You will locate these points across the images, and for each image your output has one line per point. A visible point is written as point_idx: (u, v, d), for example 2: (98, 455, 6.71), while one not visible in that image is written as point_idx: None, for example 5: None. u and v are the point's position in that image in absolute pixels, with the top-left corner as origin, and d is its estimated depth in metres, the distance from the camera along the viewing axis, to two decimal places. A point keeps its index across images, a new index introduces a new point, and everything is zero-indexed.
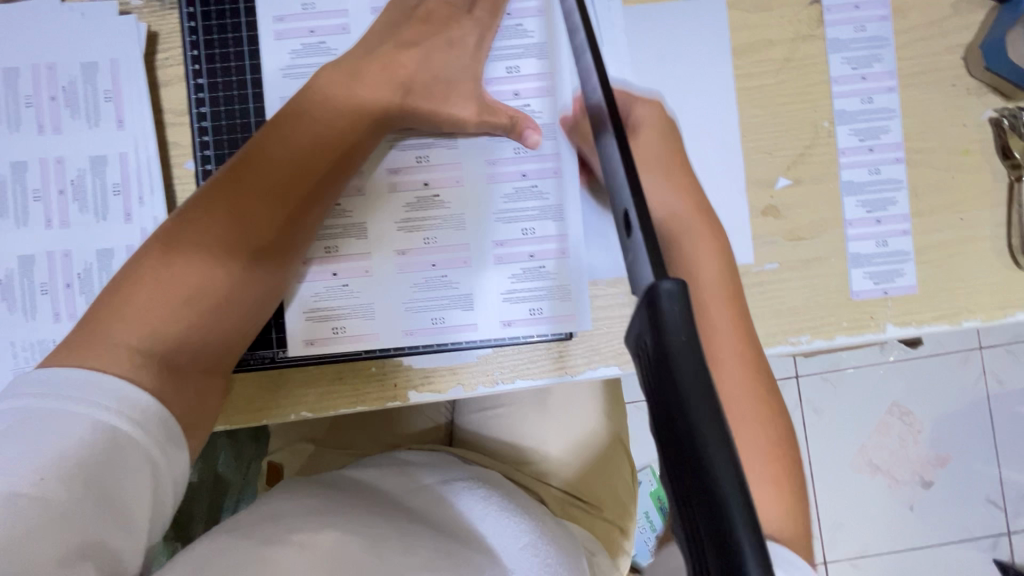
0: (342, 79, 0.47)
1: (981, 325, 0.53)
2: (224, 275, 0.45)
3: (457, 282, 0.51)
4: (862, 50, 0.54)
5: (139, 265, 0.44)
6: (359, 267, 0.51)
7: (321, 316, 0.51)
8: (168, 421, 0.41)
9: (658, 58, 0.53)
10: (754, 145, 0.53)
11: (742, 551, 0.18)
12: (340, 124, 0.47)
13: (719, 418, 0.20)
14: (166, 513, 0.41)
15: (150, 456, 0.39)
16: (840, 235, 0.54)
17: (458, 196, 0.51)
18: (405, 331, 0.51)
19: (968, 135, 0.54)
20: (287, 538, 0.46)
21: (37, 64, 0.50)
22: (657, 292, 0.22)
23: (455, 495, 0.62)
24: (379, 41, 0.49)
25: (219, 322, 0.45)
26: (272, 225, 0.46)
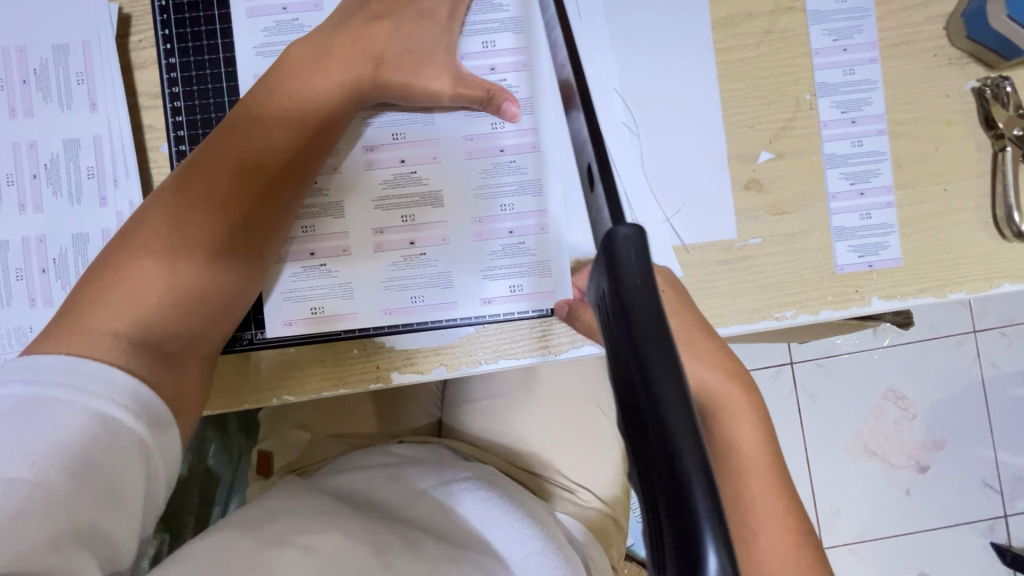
0: (314, 55, 0.47)
1: (967, 297, 0.53)
2: (202, 255, 0.44)
3: (436, 259, 0.50)
4: (843, 22, 0.53)
5: (117, 248, 0.44)
6: (337, 246, 0.50)
7: (300, 296, 0.50)
8: (160, 409, 0.41)
9: (636, 33, 0.53)
10: (736, 119, 0.53)
11: (695, 499, 0.18)
12: (314, 99, 0.46)
13: (673, 360, 0.20)
14: (158, 499, 0.41)
15: (144, 443, 0.39)
16: (823, 208, 0.53)
17: (436, 173, 0.50)
18: (385, 311, 0.50)
19: (951, 106, 0.53)
20: (292, 540, 0.47)
21: (8, 48, 0.50)
22: (613, 237, 0.23)
23: (454, 497, 0.61)
24: (350, 16, 0.49)
25: (198, 304, 0.44)
26: (248, 204, 0.45)
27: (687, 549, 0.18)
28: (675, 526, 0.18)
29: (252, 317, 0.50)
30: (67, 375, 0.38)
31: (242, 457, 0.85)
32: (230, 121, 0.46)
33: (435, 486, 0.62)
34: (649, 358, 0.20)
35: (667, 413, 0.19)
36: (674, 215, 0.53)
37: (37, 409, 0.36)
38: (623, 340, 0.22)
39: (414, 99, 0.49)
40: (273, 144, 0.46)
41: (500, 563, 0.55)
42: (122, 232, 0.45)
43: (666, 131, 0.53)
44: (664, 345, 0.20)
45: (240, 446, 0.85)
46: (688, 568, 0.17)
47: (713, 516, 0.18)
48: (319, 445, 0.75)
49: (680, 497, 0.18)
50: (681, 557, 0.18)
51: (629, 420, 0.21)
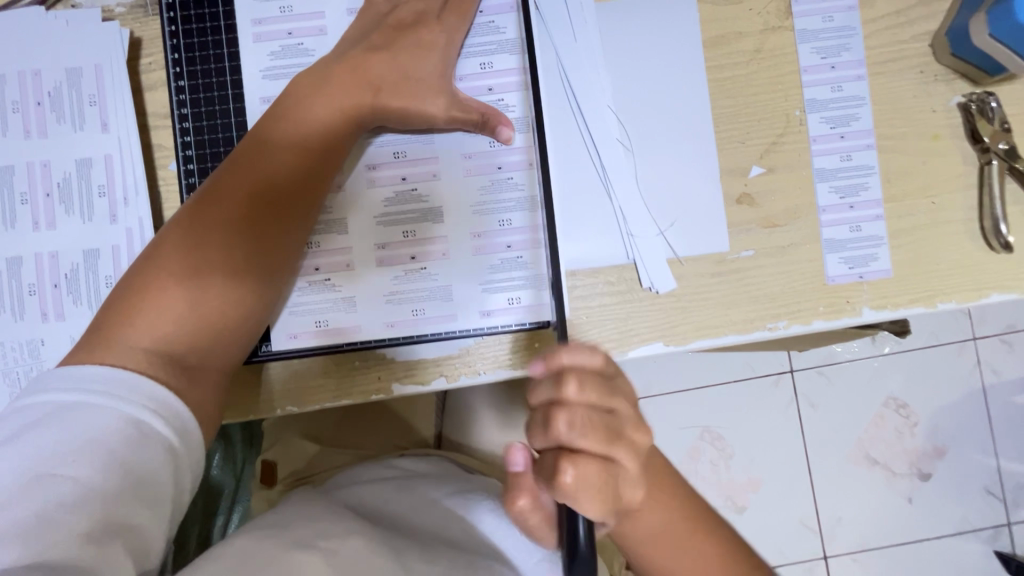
0: (318, 81, 0.49)
1: (957, 307, 0.54)
2: (222, 271, 0.46)
3: (436, 273, 0.52)
4: (831, 40, 0.55)
5: (142, 268, 0.46)
6: (340, 261, 0.52)
7: (304, 309, 0.52)
8: (186, 416, 0.42)
9: (630, 52, 0.54)
10: (727, 135, 0.54)
11: None
12: (321, 122, 0.48)
13: None
14: (183, 504, 0.42)
15: (171, 446, 0.40)
16: (814, 221, 0.54)
17: (436, 191, 0.52)
18: (386, 324, 0.52)
19: (938, 121, 0.55)
20: (315, 543, 0.48)
21: (23, 71, 0.51)
22: None
23: (466, 506, 0.62)
24: (353, 44, 0.51)
25: (219, 319, 0.46)
26: (266, 223, 0.47)
27: None
28: None
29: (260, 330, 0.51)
30: (99, 382, 0.40)
31: (246, 467, 0.86)
32: (246, 146, 0.48)
33: (441, 497, 0.63)
34: None
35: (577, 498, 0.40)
36: (667, 228, 0.54)
37: (76, 413, 0.38)
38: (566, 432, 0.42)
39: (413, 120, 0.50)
40: (288, 167, 0.48)
41: (507, 568, 0.56)
42: (145, 253, 0.47)
43: (659, 147, 0.54)
44: None
45: (243, 457, 0.87)
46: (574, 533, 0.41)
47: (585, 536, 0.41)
48: (325, 454, 0.77)
49: None
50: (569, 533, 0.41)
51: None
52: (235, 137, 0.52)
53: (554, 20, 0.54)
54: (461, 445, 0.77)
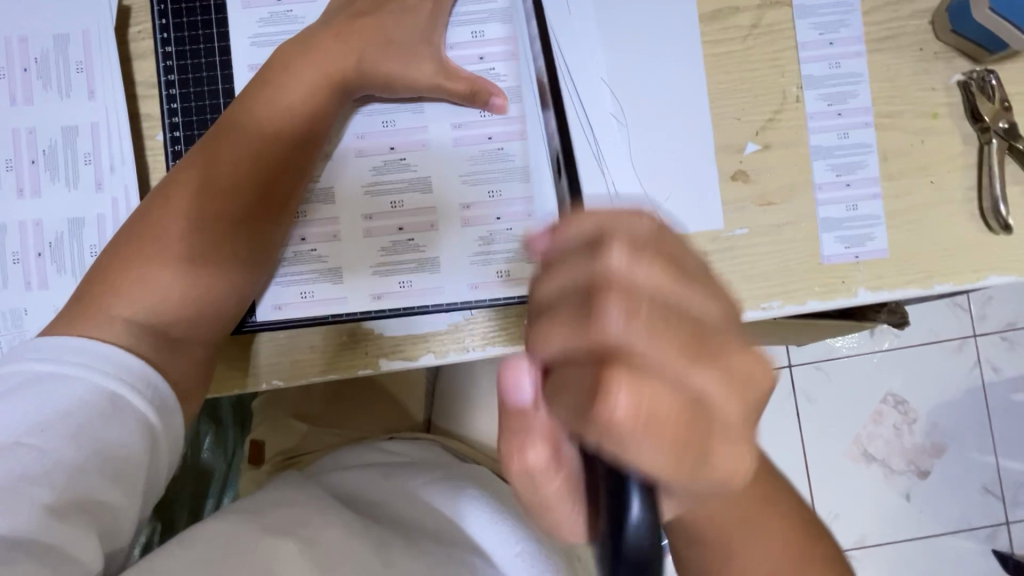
0: (304, 50, 0.48)
1: (954, 289, 0.53)
2: (210, 243, 0.45)
3: (424, 245, 0.51)
4: (829, 16, 0.54)
5: (126, 240, 0.45)
6: (327, 232, 0.51)
7: (292, 277, 0.51)
8: (165, 393, 0.42)
9: (626, 26, 0.54)
10: (722, 111, 0.54)
11: None
12: (308, 90, 0.48)
13: None
14: (158, 480, 0.42)
15: (147, 421, 0.40)
16: (810, 199, 0.53)
17: (426, 162, 0.51)
18: (373, 295, 0.51)
19: (937, 99, 0.54)
20: (294, 531, 0.47)
21: (10, 37, 0.51)
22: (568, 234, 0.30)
23: (451, 501, 0.61)
24: (340, 14, 0.50)
25: (206, 288, 0.45)
26: (254, 193, 0.47)
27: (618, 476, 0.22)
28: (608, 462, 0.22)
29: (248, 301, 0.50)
30: (79, 355, 0.40)
31: (235, 451, 0.85)
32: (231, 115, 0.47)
33: (423, 485, 0.62)
34: None
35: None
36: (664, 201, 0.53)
37: (49, 385, 0.38)
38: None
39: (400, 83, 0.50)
40: (277, 136, 0.47)
41: (487, 564, 0.55)
42: (127, 226, 0.46)
43: (653, 123, 0.53)
44: None
45: (234, 440, 0.86)
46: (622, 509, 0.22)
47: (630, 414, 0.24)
48: (315, 436, 0.76)
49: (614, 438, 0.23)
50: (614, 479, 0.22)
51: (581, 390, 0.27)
52: (222, 105, 0.51)
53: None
54: (452, 430, 0.76)
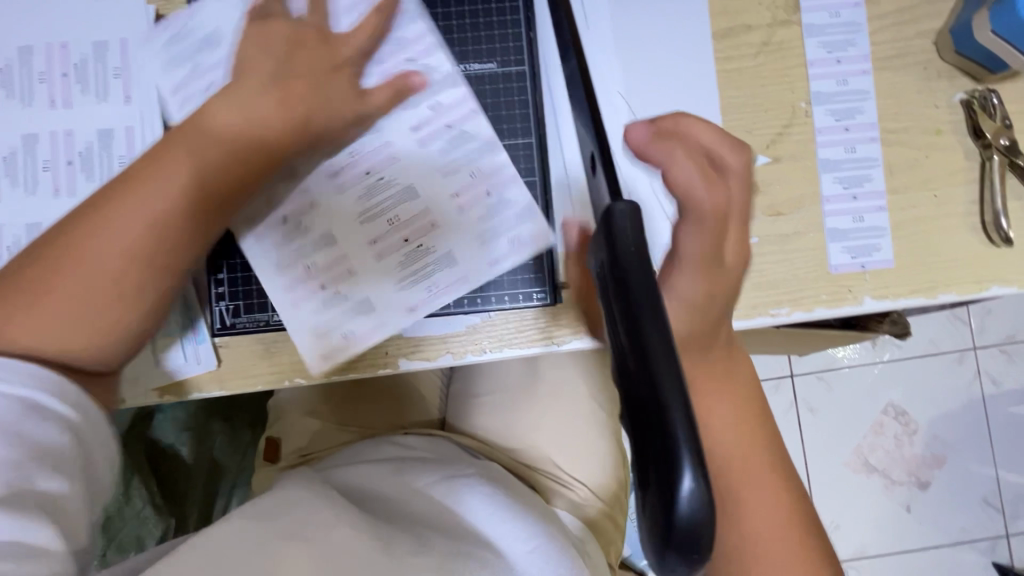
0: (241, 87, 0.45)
1: (957, 299, 0.55)
2: (143, 251, 0.41)
3: (433, 245, 0.53)
4: (837, 35, 0.56)
5: (37, 258, 0.40)
6: (340, 271, 0.52)
7: (311, 282, 0.52)
8: (74, 391, 0.38)
9: (640, 42, 0.56)
10: (734, 125, 0.56)
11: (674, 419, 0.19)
12: (274, 107, 0.45)
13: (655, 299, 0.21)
14: (93, 492, 0.39)
15: (71, 429, 0.37)
16: (818, 210, 0.55)
17: (432, 177, 0.53)
18: (409, 310, 0.52)
19: (940, 116, 0.56)
20: (301, 534, 0.49)
21: (51, 43, 0.53)
22: (611, 213, 0.23)
23: (457, 493, 0.62)
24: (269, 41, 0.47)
25: (127, 319, 0.41)
26: (202, 205, 0.44)
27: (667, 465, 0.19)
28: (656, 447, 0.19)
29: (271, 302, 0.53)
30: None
31: (247, 452, 0.87)
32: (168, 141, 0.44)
33: (433, 483, 0.64)
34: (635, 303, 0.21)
35: (645, 337, 0.20)
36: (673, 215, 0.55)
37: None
38: (620, 303, 0.22)
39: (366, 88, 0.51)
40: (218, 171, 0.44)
41: (498, 555, 0.55)
42: (42, 243, 0.41)
43: None
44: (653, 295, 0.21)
45: (247, 441, 0.87)
46: (669, 486, 0.19)
47: (676, 387, 0.19)
48: (327, 433, 0.77)
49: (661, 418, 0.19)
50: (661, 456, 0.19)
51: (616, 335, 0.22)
52: None
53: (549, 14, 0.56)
54: (463, 429, 0.78)
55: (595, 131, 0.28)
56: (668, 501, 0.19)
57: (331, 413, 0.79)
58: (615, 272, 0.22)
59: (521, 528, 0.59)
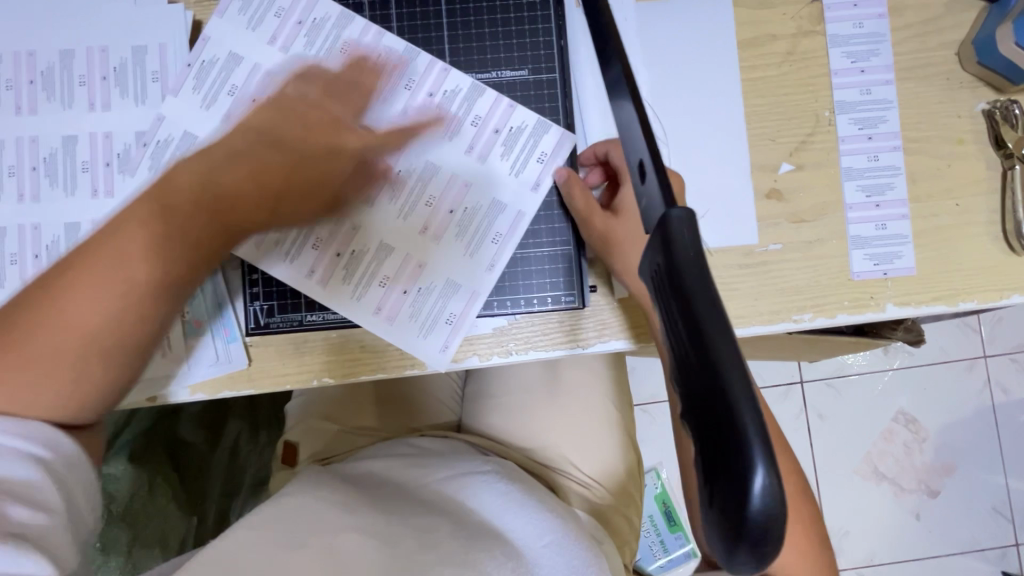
0: (228, 152, 0.45)
1: (977, 307, 0.56)
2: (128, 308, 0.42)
3: (477, 202, 0.54)
4: (861, 46, 0.57)
5: (22, 301, 0.42)
6: (407, 266, 0.54)
7: (376, 286, 0.53)
8: (48, 429, 0.41)
9: (666, 50, 0.57)
10: (757, 133, 0.56)
11: (741, 415, 0.20)
12: (273, 165, 0.46)
13: (716, 303, 0.22)
14: (81, 518, 0.42)
15: (47, 462, 0.40)
16: (840, 218, 0.56)
17: (481, 183, 0.54)
18: (484, 311, 0.54)
19: (963, 126, 0.57)
20: (310, 542, 0.49)
21: (91, 47, 0.54)
22: (667, 219, 0.24)
23: (474, 491, 0.63)
24: (280, 101, 0.47)
25: (79, 381, 0.42)
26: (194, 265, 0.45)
27: (738, 463, 0.19)
28: (727, 444, 0.20)
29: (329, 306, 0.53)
30: None
31: (265, 450, 0.88)
32: (147, 198, 0.43)
33: (452, 477, 0.65)
34: (698, 309, 0.22)
35: (710, 344, 0.21)
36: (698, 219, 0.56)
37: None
38: (682, 315, 0.22)
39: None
40: (176, 244, 0.43)
41: (513, 548, 0.56)
42: (34, 282, 0.43)
43: (690, 142, 0.56)
44: (712, 299, 0.22)
45: (268, 439, 0.88)
46: (739, 484, 0.19)
47: (744, 388, 0.20)
48: (345, 436, 0.78)
49: (729, 415, 0.20)
50: (728, 452, 0.20)
51: (678, 342, 0.23)
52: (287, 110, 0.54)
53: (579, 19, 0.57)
54: (480, 430, 0.78)
55: (645, 139, 0.28)
56: (740, 497, 0.19)
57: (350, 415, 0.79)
58: (675, 284, 0.23)
59: (536, 524, 0.60)
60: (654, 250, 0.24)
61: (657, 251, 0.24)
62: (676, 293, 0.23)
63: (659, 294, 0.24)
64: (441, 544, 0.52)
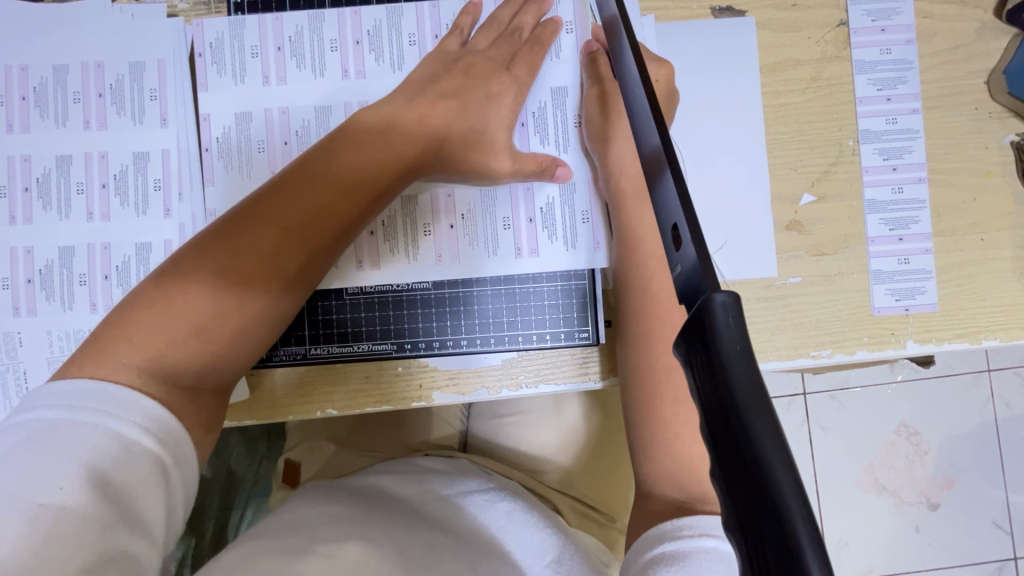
0: (401, 105, 0.51)
1: (1001, 345, 0.54)
2: (245, 300, 0.44)
3: (495, 201, 0.54)
4: (889, 72, 0.55)
5: (152, 283, 0.44)
6: (437, 245, 0.53)
7: (425, 236, 0.53)
8: (177, 431, 0.39)
9: (686, 73, 0.55)
10: (780, 162, 0.55)
11: (792, 522, 0.20)
12: (372, 167, 0.48)
13: (758, 387, 0.21)
14: (178, 525, 0.40)
15: (162, 463, 0.37)
16: (862, 251, 0.54)
17: (550, 116, 0.55)
18: (567, 246, 0.53)
19: (990, 158, 0.55)
20: (314, 548, 0.47)
21: (86, 63, 0.52)
22: (709, 302, 0.22)
23: (476, 506, 0.62)
24: (426, 76, 0.52)
25: (192, 372, 0.43)
26: (307, 260, 0.47)
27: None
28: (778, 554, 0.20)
29: (390, 313, 0.53)
30: (92, 401, 0.37)
31: (263, 462, 0.86)
32: (264, 203, 0.46)
33: (457, 494, 0.64)
34: (743, 400, 0.21)
35: (760, 447, 0.21)
36: (715, 251, 0.54)
37: (59, 431, 0.36)
38: (718, 390, 0.22)
39: (366, 79, 0.53)
40: (287, 245, 0.46)
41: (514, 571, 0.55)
42: (148, 284, 0.44)
43: (710, 171, 0.55)
44: (756, 385, 0.21)
45: (264, 452, 0.86)
46: None
47: (798, 502, 0.20)
48: (344, 458, 0.77)
49: (779, 523, 0.20)
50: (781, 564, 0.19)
51: (712, 429, 0.22)
52: (285, 108, 0.52)
53: (588, 24, 0.55)
54: (486, 448, 0.77)
55: (683, 205, 0.28)
56: None
57: (350, 438, 0.78)
58: (715, 375, 0.22)
59: (535, 539, 0.59)
60: (692, 336, 0.23)
61: (694, 331, 0.23)
62: (714, 380, 0.22)
63: (694, 371, 0.23)
64: (438, 561, 0.50)
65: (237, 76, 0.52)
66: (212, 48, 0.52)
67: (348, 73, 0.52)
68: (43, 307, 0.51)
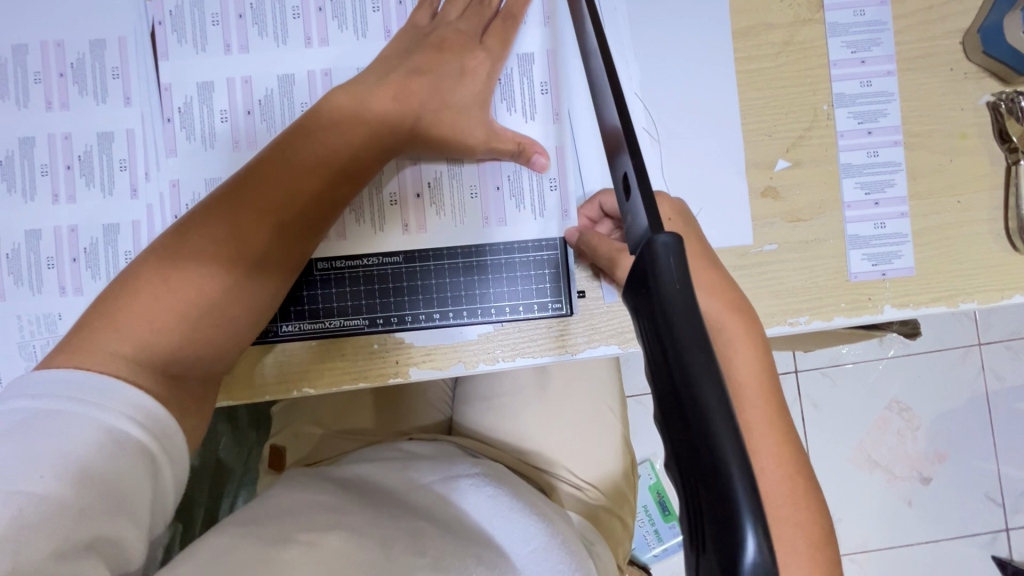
0: (373, 83, 0.50)
1: (979, 308, 0.54)
2: (227, 285, 0.44)
3: (461, 169, 0.53)
4: (862, 34, 0.54)
5: (133, 272, 0.44)
6: (404, 214, 0.53)
7: (390, 206, 0.53)
8: (159, 415, 0.39)
9: (654, 39, 0.54)
10: (754, 127, 0.54)
11: (729, 479, 0.19)
12: (350, 148, 0.48)
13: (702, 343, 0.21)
14: (164, 509, 0.39)
15: (143, 446, 0.37)
16: (838, 216, 0.54)
17: (517, 83, 0.54)
18: (536, 214, 0.53)
19: (965, 119, 0.54)
20: (297, 538, 0.47)
21: (46, 41, 0.51)
22: (653, 252, 0.22)
23: (459, 491, 0.62)
24: (400, 51, 0.51)
25: (178, 358, 0.42)
26: (288, 243, 0.46)
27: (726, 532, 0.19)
28: (715, 509, 0.19)
29: (361, 288, 0.53)
30: (70, 386, 0.37)
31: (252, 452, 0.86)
32: (242, 187, 0.46)
33: (442, 480, 0.63)
34: (688, 355, 0.21)
35: (704, 408, 0.20)
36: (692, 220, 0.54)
37: (38, 416, 0.35)
38: (677, 351, 0.21)
39: (329, 47, 0.52)
40: (268, 229, 0.45)
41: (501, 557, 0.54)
42: (127, 274, 0.44)
43: (684, 138, 0.54)
44: (700, 341, 0.21)
45: (251, 442, 0.87)
46: (728, 547, 0.19)
47: (749, 502, 0.19)
48: (330, 443, 0.77)
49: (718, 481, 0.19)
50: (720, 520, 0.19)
51: (665, 389, 0.22)
52: (247, 80, 0.51)
53: None
54: (471, 431, 0.76)
55: (631, 154, 0.28)
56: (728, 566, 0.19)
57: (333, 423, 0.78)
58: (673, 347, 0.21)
59: (523, 523, 0.59)
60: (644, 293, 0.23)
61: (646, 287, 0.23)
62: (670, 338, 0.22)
63: (653, 330, 0.23)
64: (427, 548, 0.50)
65: (198, 48, 0.51)
66: (172, 18, 0.51)
67: (311, 41, 0.52)
68: (11, 292, 0.50)
